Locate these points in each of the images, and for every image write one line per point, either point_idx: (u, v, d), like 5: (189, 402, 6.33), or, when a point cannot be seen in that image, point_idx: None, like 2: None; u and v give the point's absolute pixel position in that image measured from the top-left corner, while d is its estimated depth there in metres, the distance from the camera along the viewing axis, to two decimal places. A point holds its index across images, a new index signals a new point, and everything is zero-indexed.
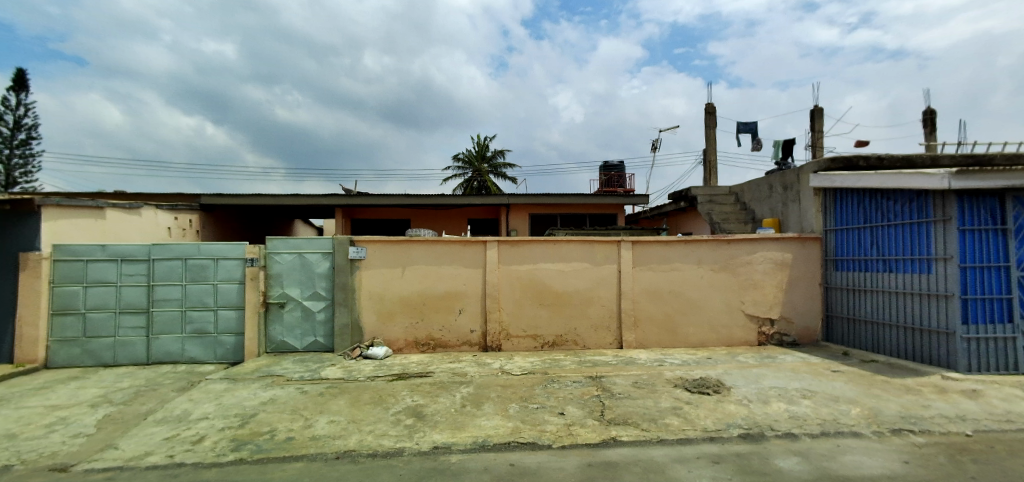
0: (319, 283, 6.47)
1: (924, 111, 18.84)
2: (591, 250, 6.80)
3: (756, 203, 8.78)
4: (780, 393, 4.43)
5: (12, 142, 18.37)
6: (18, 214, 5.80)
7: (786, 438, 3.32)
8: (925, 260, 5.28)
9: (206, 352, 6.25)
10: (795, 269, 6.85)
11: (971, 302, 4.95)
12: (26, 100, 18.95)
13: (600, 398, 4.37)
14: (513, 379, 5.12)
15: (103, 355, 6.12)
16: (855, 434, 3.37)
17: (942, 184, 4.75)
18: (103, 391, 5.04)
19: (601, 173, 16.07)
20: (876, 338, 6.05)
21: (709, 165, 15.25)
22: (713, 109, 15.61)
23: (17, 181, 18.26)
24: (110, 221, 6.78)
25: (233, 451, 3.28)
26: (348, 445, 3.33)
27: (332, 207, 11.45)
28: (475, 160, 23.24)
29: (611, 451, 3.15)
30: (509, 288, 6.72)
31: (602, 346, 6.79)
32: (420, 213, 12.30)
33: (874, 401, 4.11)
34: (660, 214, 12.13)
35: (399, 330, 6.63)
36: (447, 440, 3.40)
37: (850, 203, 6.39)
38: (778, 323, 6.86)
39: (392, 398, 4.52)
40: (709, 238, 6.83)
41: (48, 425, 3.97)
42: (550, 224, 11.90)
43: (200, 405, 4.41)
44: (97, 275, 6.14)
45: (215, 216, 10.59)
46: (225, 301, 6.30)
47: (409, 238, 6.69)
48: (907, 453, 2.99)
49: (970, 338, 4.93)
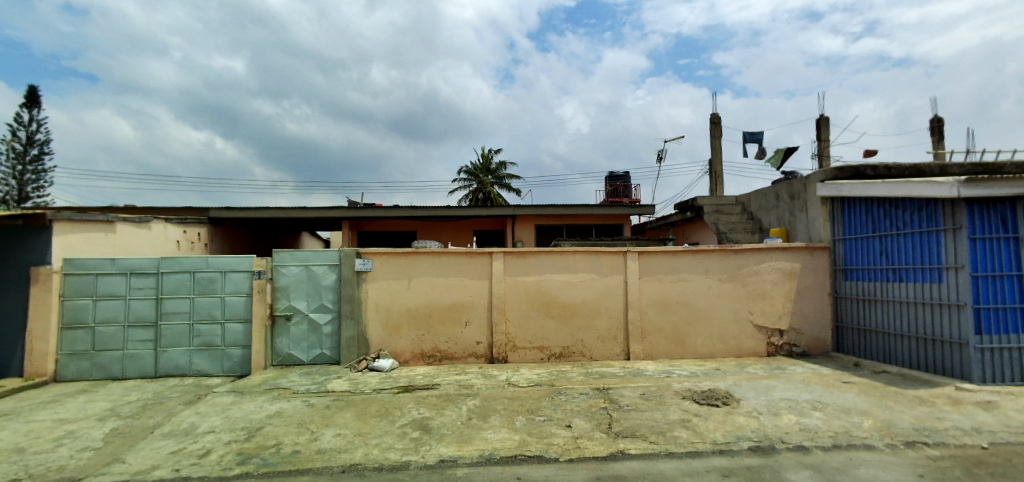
0: (325, 296, 6.50)
1: (935, 117, 18.34)
2: (597, 260, 6.80)
3: (763, 213, 8.76)
4: (790, 404, 4.37)
5: (23, 159, 18.78)
6: (30, 229, 5.87)
7: (797, 451, 3.27)
8: (936, 269, 5.24)
9: (214, 365, 6.27)
10: (803, 278, 6.80)
11: (985, 312, 4.87)
12: (38, 117, 19.53)
13: (608, 410, 4.33)
14: (519, 391, 5.09)
15: (112, 369, 6.16)
16: (868, 447, 3.31)
17: (951, 192, 4.70)
18: (111, 404, 5.06)
19: (606, 184, 16.15)
20: (887, 349, 5.98)
21: (714, 175, 15.28)
22: (717, 119, 15.67)
23: (30, 196, 18.67)
24: (118, 234, 6.89)
25: (239, 465, 3.28)
26: (354, 459, 3.31)
27: (339, 220, 11.59)
28: (480, 172, 23.47)
29: (620, 464, 3.12)
30: (516, 299, 6.72)
31: (609, 357, 6.74)
32: (426, 225, 12.39)
33: (887, 413, 4.05)
34: (666, 224, 12.18)
35: (406, 342, 6.63)
36: (453, 453, 3.37)
37: (858, 213, 6.37)
38: (788, 334, 6.80)
39: (398, 410, 4.51)
40: (716, 248, 6.81)
41: (56, 439, 3.99)
42: (555, 235, 11.93)
43: (208, 419, 4.43)
44: (107, 289, 6.20)
45: (225, 230, 10.81)
46: (232, 314, 6.34)
47: (415, 250, 6.72)
48: (923, 467, 2.92)
49: (985, 349, 4.85)
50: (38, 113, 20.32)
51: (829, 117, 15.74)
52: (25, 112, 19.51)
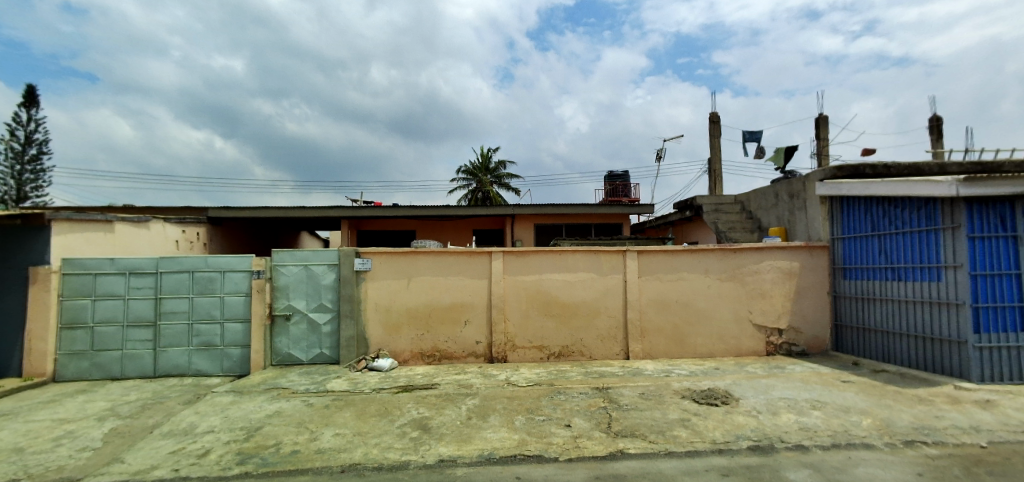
0: (325, 295, 6.49)
1: (934, 117, 18.33)
2: (597, 260, 6.80)
3: (762, 212, 8.77)
4: (789, 403, 4.38)
5: (22, 158, 18.74)
6: (29, 228, 5.86)
7: (796, 450, 3.27)
8: (935, 268, 5.24)
9: (213, 365, 6.27)
10: (802, 277, 6.81)
11: (984, 311, 4.88)
12: (37, 116, 19.49)
13: (607, 410, 4.33)
14: (518, 391, 5.10)
15: (111, 368, 6.15)
16: (866, 446, 3.31)
17: (950, 191, 4.70)
18: (110, 404, 5.06)
19: (606, 183, 16.15)
20: (886, 348, 5.99)
21: (714, 174, 15.28)
22: (716, 119, 15.67)
23: (29, 196, 18.64)
24: (117, 234, 6.88)
25: (239, 465, 3.28)
26: (354, 459, 3.31)
27: (339, 220, 11.58)
28: (480, 171, 23.47)
29: (619, 463, 3.12)
30: (516, 299, 6.71)
31: (609, 357, 6.75)
32: (426, 224, 12.39)
33: (886, 412, 4.05)
34: (666, 224, 12.18)
35: (406, 342, 6.63)
36: (453, 453, 3.37)
37: (858, 212, 6.37)
38: (787, 333, 6.80)
39: (398, 410, 4.51)
40: (716, 248, 6.81)
41: (55, 439, 3.99)
42: (555, 235, 11.93)
43: (207, 418, 4.42)
44: (106, 289, 6.20)
45: (224, 229, 10.79)
46: (232, 314, 6.33)
47: (415, 249, 6.72)
48: (922, 466, 2.93)
49: (983, 347, 4.85)
50: (37, 112, 20.27)
51: (828, 116, 15.74)
52: (24, 111, 19.48)
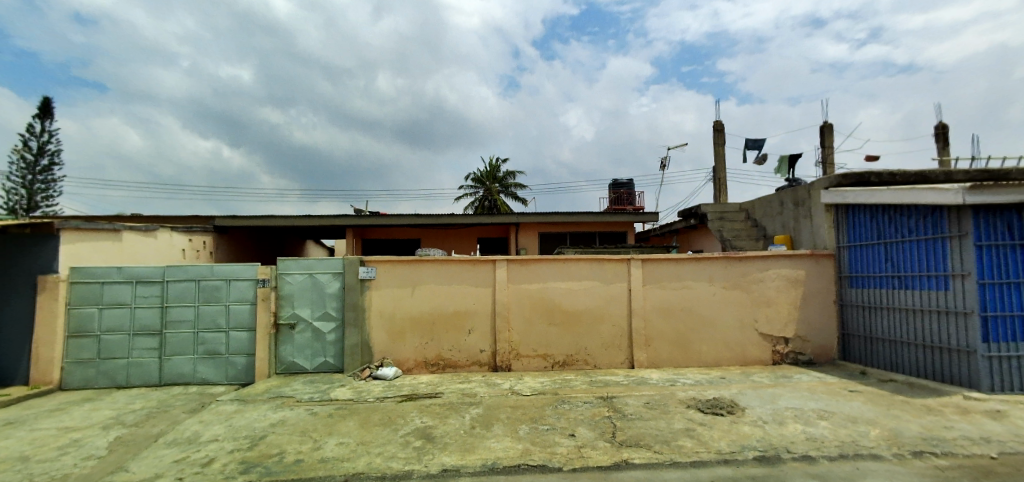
0: (329, 303, 6.52)
1: (942, 126, 18.02)
2: (601, 268, 6.80)
3: (767, 220, 8.74)
4: (796, 413, 4.33)
5: (35, 169, 19.07)
6: (39, 237, 5.95)
7: (803, 460, 3.24)
8: (942, 277, 5.21)
9: (218, 373, 6.29)
10: (808, 285, 6.77)
11: (993, 320, 4.83)
12: (52, 128, 19.92)
13: (611, 419, 4.30)
14: (522, 400, 5.08)
15: (117, 376, 6.19)
16: (874, 457, 3.27)
17: (956, 199, 4.68)
18: (115, 413, 5.09)
19: (610, 191, 16.20)
20: (894, 357, 5.93)
21: (719, 182, 15.27)
22: (721, 127, 15.70)
23: (40, 205, 18.89)
24: (125, 243, 6.96)
25: (242, 474, 3.28)
26: (357, 468, 3.31)
27: (345, 229, 11.68)
28: (486, 179, 23.54)
29: (623, 474, 3.10)
30: (520, 307, 6.71)
31: (613, 365, 6.71)
32: (431, 233, 12.46)
33: (894, 422, 4.00)
34: (672, 232, 12.15)
35: (410, 350, 6.63)
36: (456, 462, 3.36)
37: (863, 220, 6.35)
38: (793, 341, 6.75)
39: (401, 419, 4.50)
40: (720, 255, 6.79)
41: (60, 448, 4.01)
42: (560, 243, 11.94)
43: (211, 427, 4.43)
44: (113, 297, 6.26)
45: (230, 237, 10.88)
46: (237, 322, 6.37)
47: (420, 258, 6.75)
48: (931, 477, 2.89)
49: (993, 357, 4.80)
50: (51, 124, 20.71)
51: (832, 124, 15.75)
52: (37, 123, 19.86)
